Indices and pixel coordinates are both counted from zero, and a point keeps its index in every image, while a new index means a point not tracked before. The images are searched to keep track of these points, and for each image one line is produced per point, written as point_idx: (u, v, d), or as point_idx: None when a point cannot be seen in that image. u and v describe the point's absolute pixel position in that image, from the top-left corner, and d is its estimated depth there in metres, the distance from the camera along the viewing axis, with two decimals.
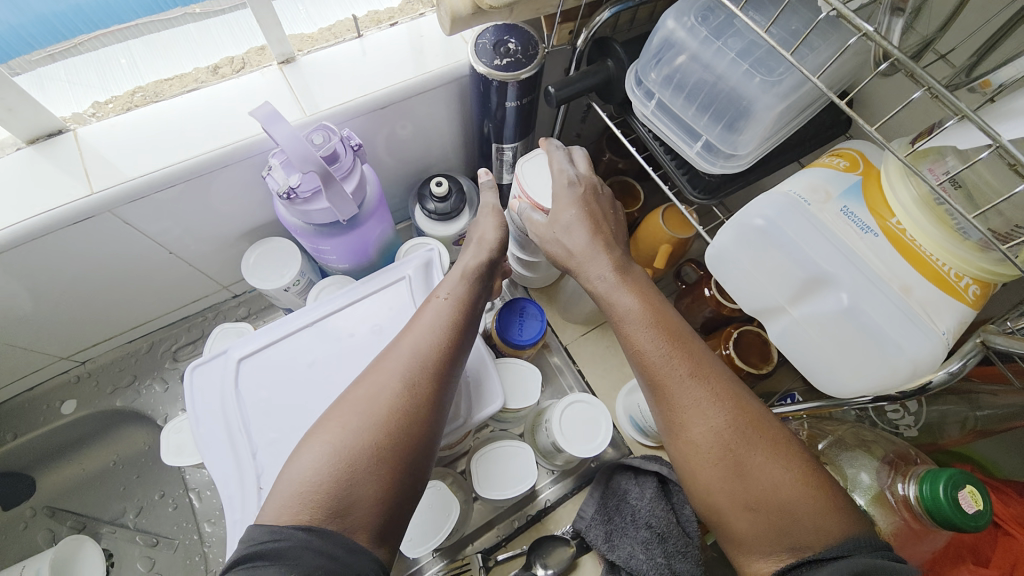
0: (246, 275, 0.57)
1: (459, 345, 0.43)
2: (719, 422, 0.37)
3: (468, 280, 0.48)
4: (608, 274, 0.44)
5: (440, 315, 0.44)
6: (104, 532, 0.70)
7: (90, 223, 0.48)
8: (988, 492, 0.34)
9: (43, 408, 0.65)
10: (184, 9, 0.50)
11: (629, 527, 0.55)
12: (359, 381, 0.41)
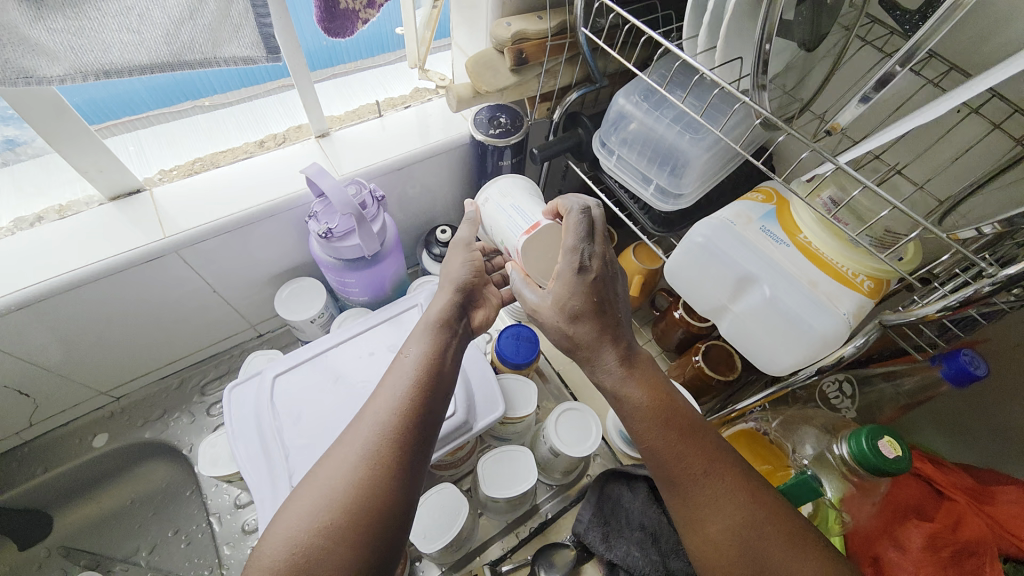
0: (278, 308, 0.66)
1: (432, 407, 0.43)
2: (735, 520, 0.38)
3: (431, 332, 0.48)
4: (614, 366, 0.43)
5: (403, 377, 0.44)
6: (116, 572, 0.71)
7: (156, 263, 0.57)
8: (904, 442, 0.42)
9: (75, 441, 0.70)
10: (194, 104, 0.66)
11: (624, 529, 0.60)
12: (326, 456, 0.40)
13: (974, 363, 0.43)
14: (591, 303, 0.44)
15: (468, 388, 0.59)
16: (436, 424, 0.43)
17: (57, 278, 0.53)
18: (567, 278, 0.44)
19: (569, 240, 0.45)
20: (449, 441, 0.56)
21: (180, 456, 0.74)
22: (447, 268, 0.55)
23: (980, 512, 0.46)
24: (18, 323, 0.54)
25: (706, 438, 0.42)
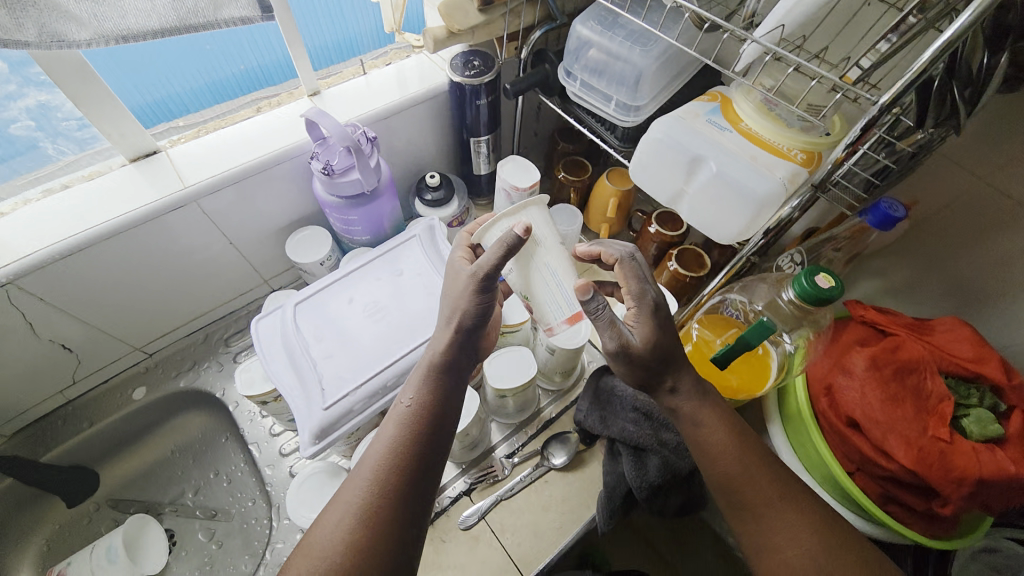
0: (289, 254, 0.72)
1: (426, 453, 0.47)
2: (811, 546, 0.43)
3: (429, 377, 0.51)
4: (689, 394, 0.51)
5: (404, 424, 0.48)
6: (166, 514, 0.78)
7: (180, 213, 0.63)
8: (838, 274, 0.50)
9: (116, 396, 0.76)
10: (170, 123, 0.70)
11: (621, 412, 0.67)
12: (330, 504, 0.44)
13: (893, 207, 0.51)
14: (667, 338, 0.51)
15: None
16: (427, 468, 0.46)
17: (93, 229, 0.58)
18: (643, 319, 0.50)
19: (635, 288, 0.50)
20: None
21: (212, 404, 0.80)
22: (454, 293, 0.53)
23: (919, 341, 0.54)
24: (61, 275, 0.59)
25: (782, 473, 0.48)
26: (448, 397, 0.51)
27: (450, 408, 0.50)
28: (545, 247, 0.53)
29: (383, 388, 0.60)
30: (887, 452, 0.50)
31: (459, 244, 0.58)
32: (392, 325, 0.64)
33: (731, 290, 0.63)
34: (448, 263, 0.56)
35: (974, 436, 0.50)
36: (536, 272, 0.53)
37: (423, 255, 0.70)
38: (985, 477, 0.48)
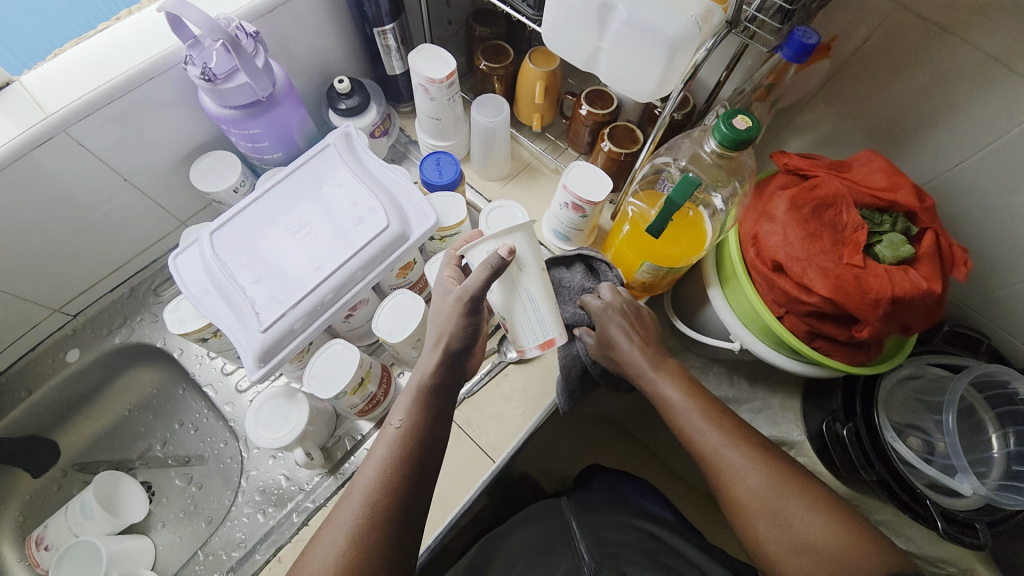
0: (196, 183, 0.67)
1: (418, 478, 0.48)
2: (758, 484, 0.53)
3: (416, 400, 0.52)
4: (650, 366, 0.61)
5: (393, 450, 0.49)
6: (137, 468, 0.77)
7: (49, 146, 0.56)
8: (755, 114, 0.50)
9: (47, 362, 0.72)
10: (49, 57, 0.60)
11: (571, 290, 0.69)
12: (325, 527, 0.46)
13: (807, 36, 0.50)
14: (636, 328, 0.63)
15: (399, 206, 0.64)
16: (418, 487, 0.48)
17: None
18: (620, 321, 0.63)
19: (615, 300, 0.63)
20: (394, 253, 0.62)
21: (157, 356, 0.77)
22: (438, 318, 0.54)
23: (838, 178, 0.55)
24: None
25: (741, 427, 0.57)
26: (437, 416, 0.52)
27: (439, 427, 0.52)
28: (529, 275, 0.54)
29: (321, 304, 0.58)
30: (807, 285, 0.53)
31: (447, 261, 0.59)
32: (321, 240, 0.61)
33: (661, 155, 0.66)
34: (436, 284, 0.57)
35: (887, 260, 0.53)
36: (518, 296, 0.55)
37: (342, 163, 0.65)
38: (896, 295, 0.51)
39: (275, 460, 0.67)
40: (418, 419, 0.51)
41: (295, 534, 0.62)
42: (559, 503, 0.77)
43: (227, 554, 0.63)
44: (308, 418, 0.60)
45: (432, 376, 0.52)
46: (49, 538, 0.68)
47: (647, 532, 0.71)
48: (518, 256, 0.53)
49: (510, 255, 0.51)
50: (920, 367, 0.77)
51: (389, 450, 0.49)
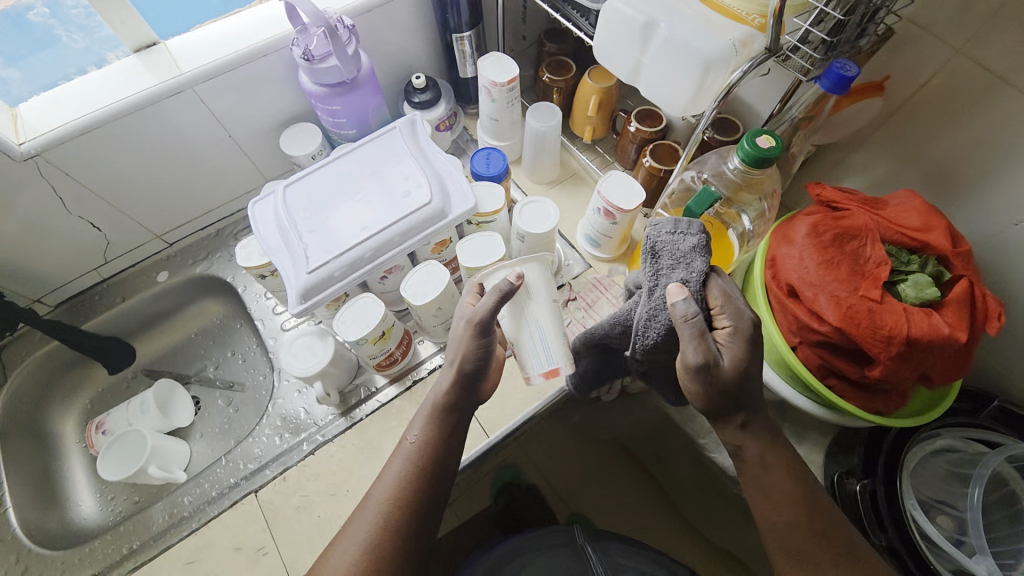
0: (283, 147, 0.79)
1: (425, 491, 0.54)
2: None
3: (432, 419, 0.56)
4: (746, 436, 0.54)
5: (402, 467, 0.54)
6: (191, 382, 0.89)
7: (179, 98, 0.69)
8: (780, 135, 0.51)
9: (141, 278, 0.86)
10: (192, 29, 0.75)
11: (675, 260, 0.53)
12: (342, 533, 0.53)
13: (845, 68, 0.51)
14: (752, 364, 0.50)
15: (444, 188, 0.71)
16: (425, 503, 0.54)
17: (105, 109, 0.65)
18: (738, 346, 0.49)
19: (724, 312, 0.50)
20: (431, 227, 0.69)
21: (225, 291, 0.90)
22: (457, 345, 0.57)
23: (869, 213, 0.55)
24: (81, 151, 0.67)
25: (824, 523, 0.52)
26: (448, 435, 0.56)
27: (451, 447, 0.56)
28: (536, 299, 0.57)
29: (361, 259, 0.66)
30: (819, 312, 0.53)
31: (468, 287, 0.60)
32: (370, 206, 0.69)
33: (687, 170, 0.67)
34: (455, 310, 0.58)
35: (909, 299, 0.51)
36: (525, 324, 0.57)
37: (403, 145, 0.74)
38: (912, 335, 0.49)
39: (299, 394, 0.75)
40: (430, 436, 0.56)
41: (301, 460, 0.69)
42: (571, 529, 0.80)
43: (243, 465, 0.70)
44: (332, 357, 0.68)
45: (444, 393, 0.56)
46: (107, 425, 0.81)
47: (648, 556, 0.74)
48: (528, 284, 0.57)
49: (519, 280, 0.54)
50: (957, 441, 0.71)
51: (399, 468, 0.54)
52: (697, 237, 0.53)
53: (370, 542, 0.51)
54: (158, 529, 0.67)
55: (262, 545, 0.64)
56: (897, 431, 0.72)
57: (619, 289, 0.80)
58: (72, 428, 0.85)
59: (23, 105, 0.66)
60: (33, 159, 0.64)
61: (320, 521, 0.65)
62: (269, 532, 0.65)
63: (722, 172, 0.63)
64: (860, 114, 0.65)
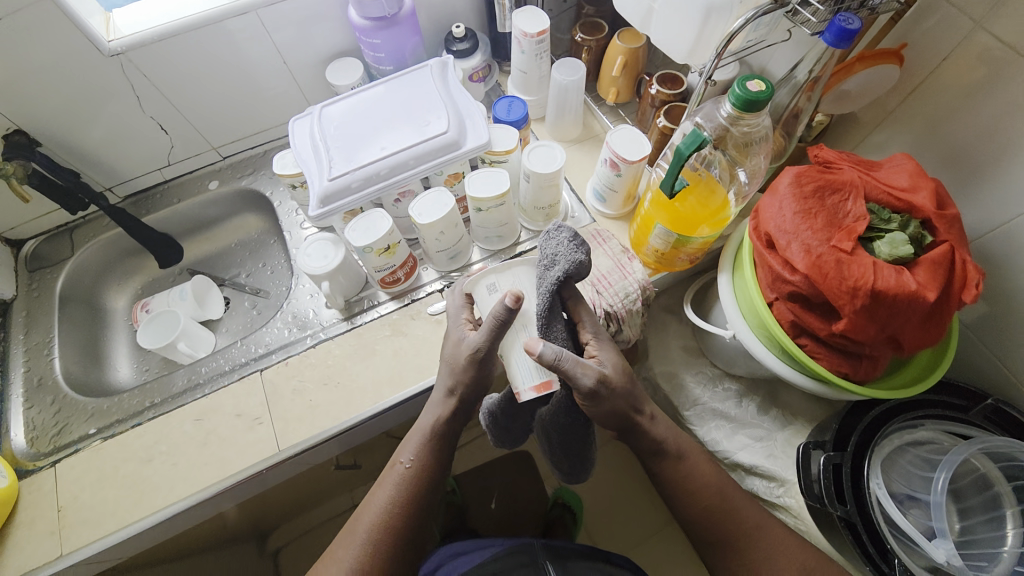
0: (328, 76, 0.87)
1: (416, 502, 0.66)
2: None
3: (423, 447, 0.67)
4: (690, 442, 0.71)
5: (397, 483, 0.66)
6: (224, 284, 1.00)
7: (242, 19, 0.79)
8: (772, 80, 0.53)
9: (196, 184, 0.97)
10: None
11: (555, 264, 0.59)
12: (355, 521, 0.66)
13: (848, 22, 0.53)
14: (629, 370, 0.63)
15: (461, 122, 0.77)
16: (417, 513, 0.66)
17: (180, 21, 0.76)
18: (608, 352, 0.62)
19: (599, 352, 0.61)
20: (444, 156, 0.75)
21: (263, 206, 1.00)
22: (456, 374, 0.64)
23: (858, 173, 0.56)
24: (156, 57, 0.78)
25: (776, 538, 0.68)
26: (438, 459, 0.67)
27: (438, 467, 0.67)
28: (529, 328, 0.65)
29: (377, 176, 0.73)
30: (789, 260, 0.54)
31: (462, 316, 0.66)
32: (393, 131, 0.76)
33: (690, 116, 0.68)
34: (455, 332, 0.64)
35: (882, 256, 0.52)
36: None
37: (432, 82, 0.80)
38: (877, 288, 0.50)
39: (311, 297, 0.84)
40: (424, 460, 0.67)
41: (304, 350, 0.77)
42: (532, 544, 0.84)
43: (254, 349, 0.79)
44: (340, 262, 0.75)
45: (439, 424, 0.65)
46: (151, 305, 0.93)
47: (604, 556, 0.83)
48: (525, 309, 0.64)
49: (515, 302, 0.55)
50: (936, 433, 0.71)
51: (393, 488, 0.66)
52: (580, 254, 0.59)
53: (370, 544, 0.64)
54: (177, 390, 0.77)
55: (258, 415, 0.72)
56: (874, 416, 0.72)
57: (617, 243, 0.83)
58: (123, 306, 0.98)
59: (116, 11, 0.78)
60: (118, 57, 0.75)
61: (310, 404, 0.73)
62: (266, 406, 0.73)
63: (719, 120, 0.64)
64: (877, 83, 0.65)
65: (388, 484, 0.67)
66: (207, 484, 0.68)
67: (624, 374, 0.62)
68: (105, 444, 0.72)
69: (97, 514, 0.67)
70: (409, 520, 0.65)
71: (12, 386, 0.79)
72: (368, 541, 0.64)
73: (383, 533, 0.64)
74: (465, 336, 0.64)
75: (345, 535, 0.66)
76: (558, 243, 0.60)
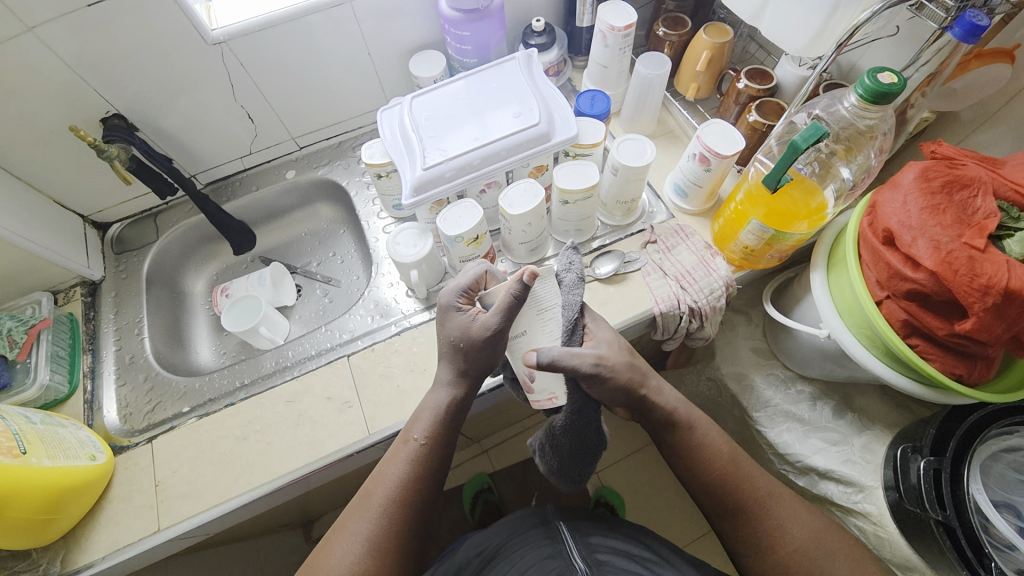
0: (412, 68, 0.88)
1: (426, 477, 0.62)
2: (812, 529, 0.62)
3: (434, 424, 0.63)
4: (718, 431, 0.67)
5: (405, 459, 0.62)
6: (296, 272, 1.01)
7: (334, 11, 0.80)
8: (902, 73, 0.53)
9: (273, 173, 0.99)
10: None
11: (573, 288, 0.64)
12: (360, 501, 0.62)
13: (978, 18, 0.52)
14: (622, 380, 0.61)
15: (550, 115, 0.77)
16: (422, 488, 0.62)
17: (276, 12, 0.77)
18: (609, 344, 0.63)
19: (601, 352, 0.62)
20: (534, 147, 0.75)
21: (338, 196, 1.01)
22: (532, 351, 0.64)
23: (987, 171, 0.55)
24: (255, 45, 0.80)
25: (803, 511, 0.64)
26: (450, 437, 0.64)
27: (449, 443, 0.64)
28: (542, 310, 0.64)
29: (469, 166, 0.74)
30: (914, 257, 0.53)
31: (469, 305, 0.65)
32: (482, 121, 0.76)
33: (797, 112, 0.68)
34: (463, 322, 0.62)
35: (1014, 254, 0.51)
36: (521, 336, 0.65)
37: (520, 73, 0.80)
38: (1013, 287, 0.49)
39: (391, 286, 0.85)
40: (438, 438, 0.63)
41: (389, 337, 0.78)
42: (544, 509, 0.84)
43: (339, 335, 0.81)
44: (428, 252, 0.77)
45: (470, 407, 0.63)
46: (230, 290, 0.95)
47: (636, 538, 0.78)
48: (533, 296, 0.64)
49: (530, 278, 0.58)
50: None
51: (405, 464, 0.62)
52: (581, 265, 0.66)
53: (383, 518, 0.60)
54: (267, 371, 0.79)
55: (348, 399, 0.74)
56: (972, 422, 0.71)
57: (701, 238, 0.82)
58: (201, 290, 1.00)
59: (214, 0, 0.80)
60: (219, 46, 0.77)
61: (399, 390, 0.74)
62: (355, 390, 0.74)
63: (837, 113, 0.64)
64: (989, 81, 0.63)
65: (398, 459, 0.63)
66: (301, 464, 0.70)
67: (600, 381, 0.59)
68: (200, 421, 0.74)
69: (195, 489, 0.69)
70: (418, 497, 0.62)
71: (103, 364, 0.81)
72: (383, 516, 0.60)
73: (395, 507, 0.60)
74: (474, 318, 0.63)
75: (356, 506, 0.62)
76: (579, 260, 0.67)
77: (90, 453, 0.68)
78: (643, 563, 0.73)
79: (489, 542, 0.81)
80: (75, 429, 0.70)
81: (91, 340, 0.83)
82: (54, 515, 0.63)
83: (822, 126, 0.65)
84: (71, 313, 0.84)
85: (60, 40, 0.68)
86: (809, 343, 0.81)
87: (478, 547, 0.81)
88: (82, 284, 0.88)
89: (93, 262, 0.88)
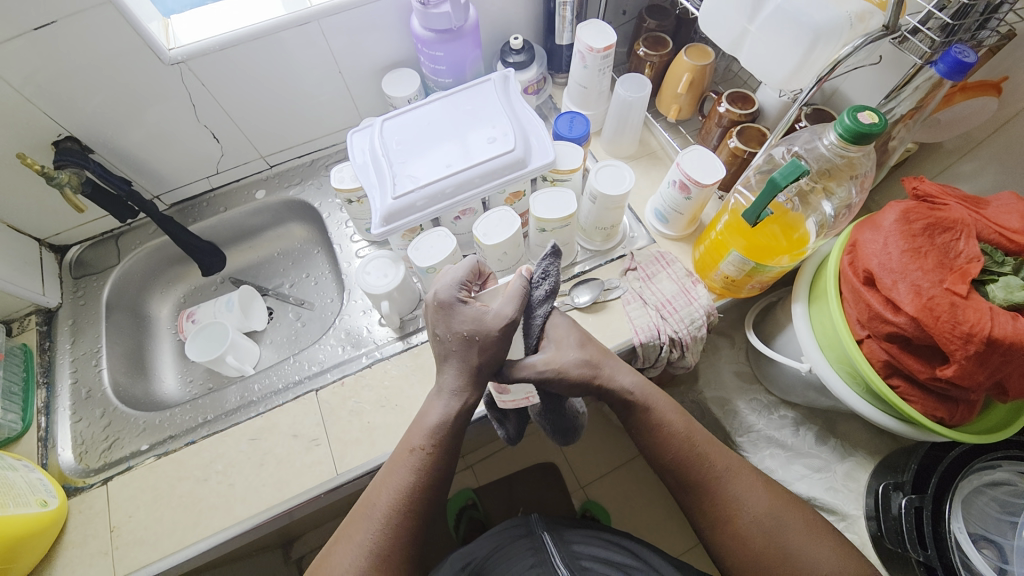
0: (385, 87, 0.84)
1: (424, 489, 0.57)
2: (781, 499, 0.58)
3: (435, 436, 0.57)
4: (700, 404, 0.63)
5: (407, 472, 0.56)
6: (267, 294, 0.97)
7: (302, 27, 0.76)
8: (882, 111, 0.52)
9: (243, 192, 0.96)
10: None
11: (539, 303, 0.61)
12: (359, 514, 0.57)
13: (963, 54, 0.50)
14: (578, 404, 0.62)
15: (526, 140, 0.74)
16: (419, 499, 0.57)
17: (240, 30, 0.73)
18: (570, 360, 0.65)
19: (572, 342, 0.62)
20: (509, 174, 0.72)
21: (310, 215, 0.98)
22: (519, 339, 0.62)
23: (969, 213, 0.53)
24: (217, 65, 0.76)
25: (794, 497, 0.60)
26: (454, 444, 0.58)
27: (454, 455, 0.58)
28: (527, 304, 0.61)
29: (441, 194, 0.71)
30: (895, 301, 0.52)
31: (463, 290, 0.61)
32: (456, 146, 0.73)
33: (777, 144, 0.66)
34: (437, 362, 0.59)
35: (997, 301, 0.50)
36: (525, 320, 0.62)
37: (495, 95, 0.77)
38: (995, 336, 0.47)
39: (363, 314, 0.82)
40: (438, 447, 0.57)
41: (359, 370, 0.75)
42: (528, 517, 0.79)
43: (307, 367, 0.78)
44: (400, 281, 0.74)
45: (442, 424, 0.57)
46: (197, 316, 0.92)
47: (625, 547, 0.73)
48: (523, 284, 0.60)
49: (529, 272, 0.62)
50: (1013, 476, 0.70)
51: (410, 476, 0.56)
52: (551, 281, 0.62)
53: (384, 528, 0.55)
54: (230, 407, 0.76)
55: (315, 437, 0.71)
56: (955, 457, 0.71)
57: (682, 266, 0.80)
58: (166, 314, 0.96)
59: (174, 17, 0.77)
60: (178, 65, 0.73)
61: (369, 426, 0.71)
62: (323, 427, 0.71)
63: (817, 148, 0.62)
64: (973, 114, 0.62)
65: (400, 469, 0.57)
66: (264, 508, 0.66)
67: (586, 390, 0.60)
68: (159, 461, 0.71)
69: (152, 536, 0.66)
70: (419, 513, 0.57)
71: (59, 398, 0.77)
72: (382, 528, 0.55)
73: (395, 519, 0.55)
74: (484, 309, 0.58)
75: (356, 517, 0.57)
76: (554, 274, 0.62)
77: (41, 499, 0.64)
78: (626, 571, 0.69)
79: (476, 554, 0.76)
80: (26, 472, 0.66)
81: (46, 373, 0.79)
82: (4, 567, 0.59)
83: (803, 162, 0.63)
84: (25, 344, 0.80)
85: (8, 65, 0.64)
86: (789, 374, 0.79)
87: (464, 559, 0.76)
88: (37, 312, 0.84)
89: (49, 289, 0.84)
